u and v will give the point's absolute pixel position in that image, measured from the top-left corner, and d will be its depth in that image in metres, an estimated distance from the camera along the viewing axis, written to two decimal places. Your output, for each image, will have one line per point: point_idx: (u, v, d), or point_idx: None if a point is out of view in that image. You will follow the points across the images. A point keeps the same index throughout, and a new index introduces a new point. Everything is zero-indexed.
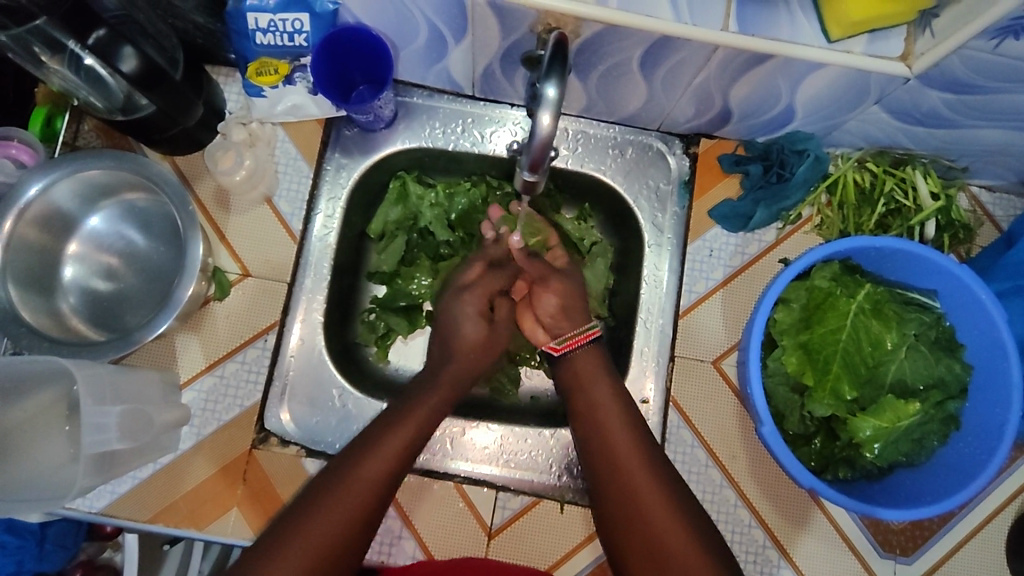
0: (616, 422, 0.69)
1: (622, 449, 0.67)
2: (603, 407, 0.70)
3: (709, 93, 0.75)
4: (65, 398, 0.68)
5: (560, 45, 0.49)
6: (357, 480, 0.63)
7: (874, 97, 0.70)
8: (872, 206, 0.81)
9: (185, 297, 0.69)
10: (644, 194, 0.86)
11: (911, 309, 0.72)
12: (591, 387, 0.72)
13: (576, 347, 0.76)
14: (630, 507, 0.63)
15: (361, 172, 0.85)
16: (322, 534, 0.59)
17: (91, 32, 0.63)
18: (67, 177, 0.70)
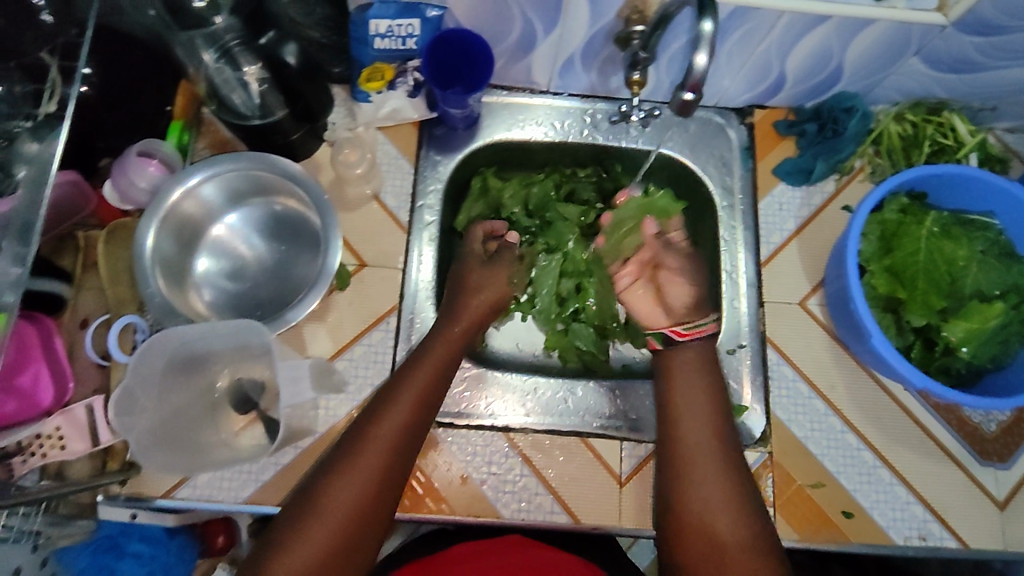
0: (680, 394, 0.75)
1: (678, 416, 0.73)
2: (673, 391, 0.75)
3: (767, 64, 0.86)
4: (206, 396, 0.73)
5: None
6: (388, 424, 0.68)
7: (913, 48, 0.81)
8: (918, 148, 0.91)
9: (307, 310, 0.73)
10: (712, 163, 0.95)
11: (975, 228, 0.81)
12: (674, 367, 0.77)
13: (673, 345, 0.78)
14: (678, 464, 0.70)
15: (454, 167, 0.93)
16: (348, 493, 0.63)
17: (262, 34, 0.76)
18: (212, 176, 0.77)
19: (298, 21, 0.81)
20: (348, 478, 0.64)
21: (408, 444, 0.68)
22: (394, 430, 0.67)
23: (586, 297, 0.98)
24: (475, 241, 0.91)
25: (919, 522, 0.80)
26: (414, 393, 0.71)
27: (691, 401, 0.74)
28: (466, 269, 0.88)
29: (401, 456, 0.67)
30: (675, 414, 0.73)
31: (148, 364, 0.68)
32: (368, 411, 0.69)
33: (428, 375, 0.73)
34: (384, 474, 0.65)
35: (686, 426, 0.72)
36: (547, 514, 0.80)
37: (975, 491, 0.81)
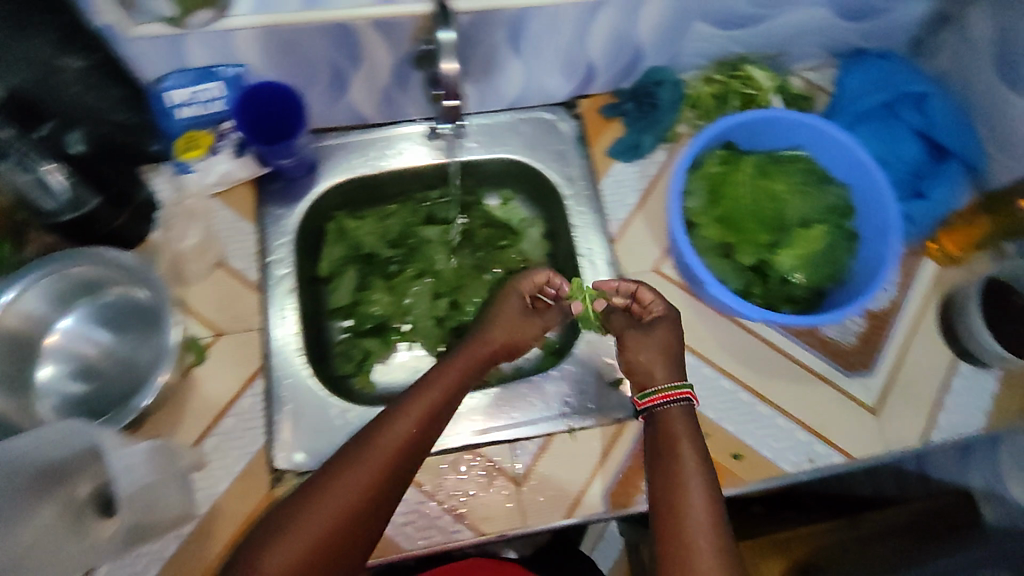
0: (687, 470, 0.70)
1: (688, 501, 0.67)
2: (674, 452, 0.72)
3: (573, 56, 0.90)
4: (69, 509, 0.67)
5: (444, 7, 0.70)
6: (343, 485, 0.66)
7: (696, 14, 0.86)
8: (727, 105, 0.97)
9: (161, 381, 0.72)
10: (550, 157, 0.98)
11: (789, 164, 0.86)
12: (672, 429, 0.74)
13: (665, 403, 0.76)
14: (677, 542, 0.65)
15: (298, 217, 0.92)
16: (335, 509, 0.64)
17: (41, 125, 0.72)
18: (33, 282, 0.73)
19: (95, 107, 0.77)
20: (306, 526, 0.63)
21: (371, 506, 0.66)
22: (349, 497, 0.65)
23: (464, 311, 1.00)
24: (526, 281, 0.87)
25: (804, 446, 0.85)
26: (383, 452, 0.68)
27: (698, 485, 0.68)
28: (503, 309, 0.86)
29: (392, 481, 0.68)
30: (684, 488, 0.68)
31: None
32: (328, 467, 0.68)
33: (406, 429, 0.70)
34: (369, 496, 0.66)
35: (697, 500, 0.67)
36: (452, 535, 0.79)
37: (849, 404, 0.87)
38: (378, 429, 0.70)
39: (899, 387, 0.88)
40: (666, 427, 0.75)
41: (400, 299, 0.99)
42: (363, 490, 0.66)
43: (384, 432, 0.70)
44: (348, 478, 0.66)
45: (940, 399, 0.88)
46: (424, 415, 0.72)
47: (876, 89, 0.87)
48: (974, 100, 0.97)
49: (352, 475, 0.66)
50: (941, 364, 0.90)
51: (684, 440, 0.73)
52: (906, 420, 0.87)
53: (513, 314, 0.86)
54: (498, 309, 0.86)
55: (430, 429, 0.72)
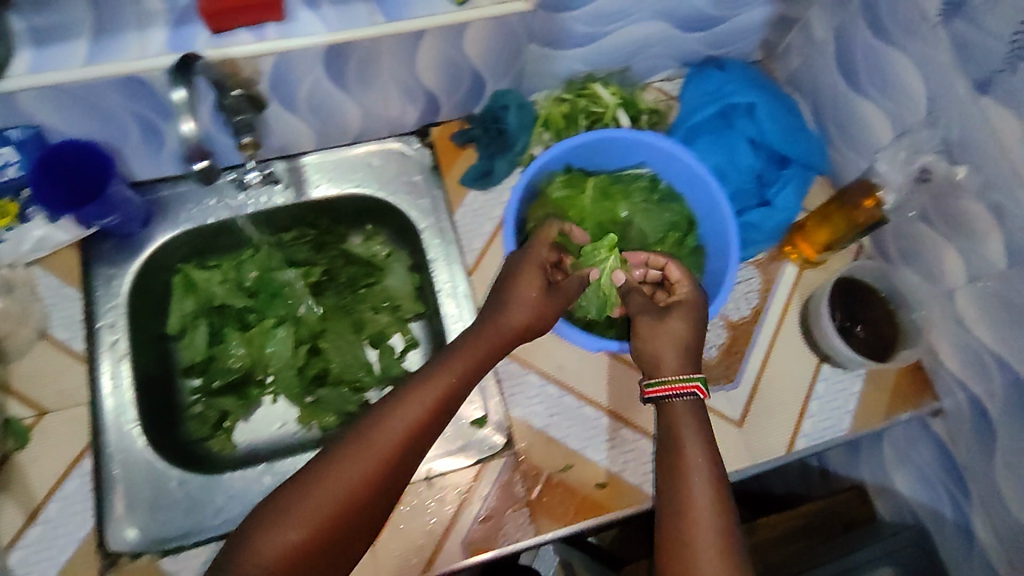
0: (694, 465, 0.66)
1: (695, 489, 0.65)
2: (680, 449, 0.68)
3: (406, 87, 0.86)
4: None
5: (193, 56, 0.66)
6: (343, 476, 0.63)
7: (526, 37, 0.84)
8: (577, 124, 0.95)
9: None
10: (402, 189, 0.95)
11: (633, 183, 0.85)
12: (678, 425, 0.69)
13: (670, 396, 0.71)
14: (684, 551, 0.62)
15: (132, 278, 0.87)
16: (330, 502, 0.62)
17: None
18: None
19: None
20: (300, 520, 0.61)
21: (372, 497, 0.64)
22: (347, 488, 0.62)
23: (328, 358, 0.96)
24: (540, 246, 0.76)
25: None
26: (388, 440, 0.64)
27: (704, 478, 0.66)
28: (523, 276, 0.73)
29: (389, 474, 0.64)
30: (688, 482, 0.66)
31: None
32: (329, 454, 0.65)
33: (417, 414, 0.66)
34: (362, 490, 0.63)
35: (700, 489, 0.65)
36: None
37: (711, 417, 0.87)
38: (387, 414, 0.66)
39: (763, 395, 0.89)
40: (676, 418, 0.70)
41: (259, 350, 0.94)
42: (355, 484, 0.63)
43: (391, 416, 0.66)
44: (341, 470, 0.63)
45: (804, 405, 0.89)
46: (434, 401, 0.67)
47: (707, 100, 0.84)
48: (822, 100, 0.97)
49: (344, 469, 0.63)
50: (802, 369, 0.90)
51: (688, 435, 0.68)
52: (769, 429, 0.87)
53: (532, 282, 0.73)
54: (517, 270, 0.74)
55: (438, 417, 0.67)
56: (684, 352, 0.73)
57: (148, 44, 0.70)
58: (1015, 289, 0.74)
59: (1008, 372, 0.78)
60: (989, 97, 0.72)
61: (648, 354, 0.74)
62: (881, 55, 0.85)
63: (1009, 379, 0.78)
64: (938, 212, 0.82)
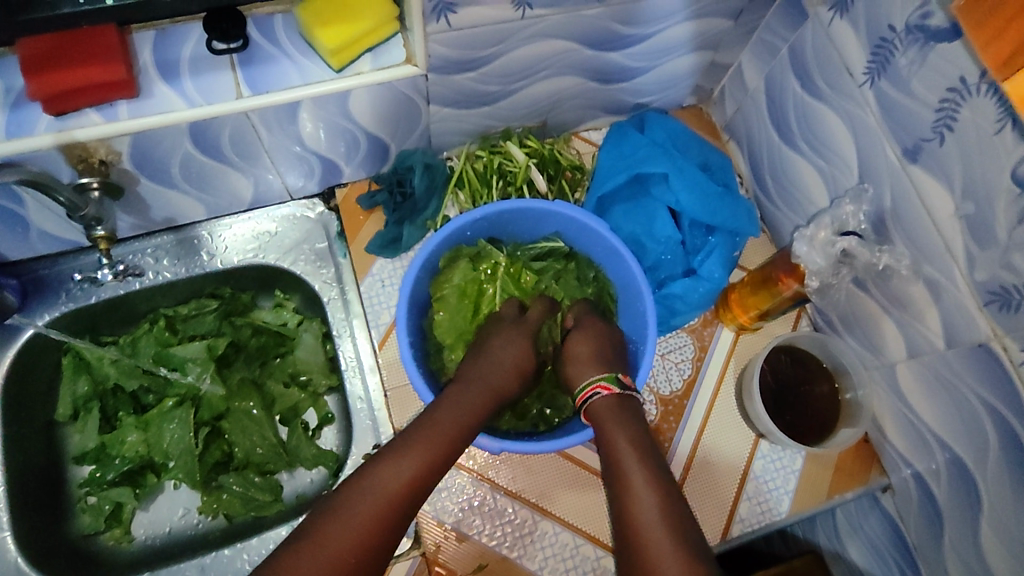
0: (642, 503, 0.58)
1: (636, 481, 0.60)
2: (608, 443, 0.64)
3: (297, 152, 0.80)
4: None
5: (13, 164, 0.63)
6: (348, 517, 0.55)
7: (423, 99, 0.78)
8: (490, 184, 0.88)
9: None
10: (304, 258, 0.88)
11: (543, 258, 0.79)
12: (606, 423, 0.65)
13: (592, 396, 0.68)
14: (636, 547, 0.56)
15: (5, 368, 0.81)
16: (340, 547, 0.53)
17: None
18: None
19: None
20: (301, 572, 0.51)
21: (383, 544, 0.55)
22: (356, 533, 0.54)
23: (233, 441, 0.88)
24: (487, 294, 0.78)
25: (591, 561, 0.76)
26: (400, 480, 0.58)
27: (657, 515, 0.57)
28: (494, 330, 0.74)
29: (399, 521, 0.57)
30: (638, 528, 0.56)
31: None
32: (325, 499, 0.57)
33: (431, 449, 0.60)
34: (371, 539, 0.55)
35: (640, 477, 0.60)
36: None
37: None
38: (396, 449, 0.60)
39: (696, 479, 0.82)
40: (603, 414, 0.66)
41: (157, 436, 0.85)
42: (365, 535, 0.54)
43: (402, 450, 0.60)
44: (347, 519, 0.55)
45: (742, 485, 0.82)
46: (448, 439, 0.62)
47: (619, 167, 0.78)
48: (757, 149, 0.91)
49: (344, 523, 0.54)
50: (739, 445, 0.83)
51: (616, 430, 0.64)
52: (702, 514, 0.80)
53: (520, 329, 0.73)
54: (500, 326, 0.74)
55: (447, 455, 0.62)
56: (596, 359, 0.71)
57: None
58: (955, 371, 0.67)
59: (951, 456, 0.71)
60: (918, 166, 0.66)
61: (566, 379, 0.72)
62: (812, 110, 0.79)
63: (952, 463, 0.71)
64: (874, 282, 0.75)
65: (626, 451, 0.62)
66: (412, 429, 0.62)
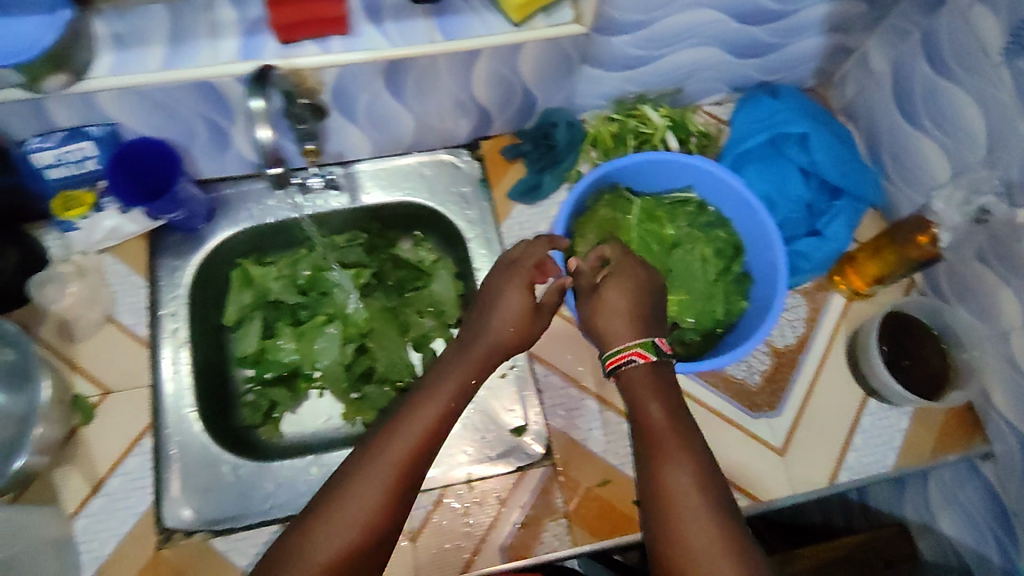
0: (675, 463, 0.64)
1: (667, 453, 0.65)
2: (644, 413, 0.68)
3: (461, 101, 0.90)
4: None
5: (266, 70, 0.72)
6: (356, 494, 0.62)
7: (580, 58, 0.87)
8: (627, 144, 0.96)
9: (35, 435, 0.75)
10: (452, 199, 0.98)
11: (679, 207, 0.86)
12: (641, 395, 0.69)
13: (627, 364, 0.71)
14: (667, 516, 0.62)
15: (195, 269, 0.91)
16: (349, 524, 0.61)
17: None
18: None
19: None
20: (322, 546, 0.60)
21: (391, 512, 0.63)
22: (364, 509, 0.62)
23: (375, 357, 0.97)
24: (630, 228, 0.84)
25: None
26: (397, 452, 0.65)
27: (686, 479, 0.63)
28: (501, 288, 0.75)
29: (401, 491, 0.64)
30: (666, 485, 0.63)
31: None
32: (338, 476, 0.65)
33: (419, 429, 0.67)
34: (378, 511, 0.62)
35: (675, 448, 0.65)
36: None
37: (751, 444, 0.87)
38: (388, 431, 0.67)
39: (807, 428, 0.88)
40: (634, 386, 0.70)
41: (309, 346, 0.97)
42: (370, 509, 0.62)
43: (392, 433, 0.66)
44: (353, 495, 0.62)
45: (849, 437, 0.87)
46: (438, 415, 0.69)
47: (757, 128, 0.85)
48: (877, 130, 0.97)
49: (352, 503, 0.62)
50: (847, 400, 0.89)
51: (651, 403, 0.68)
52: (811, 460, 0.86)
53: (518, 292, 0.75)
54: (500, 275, 0.77)
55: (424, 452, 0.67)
56: (629, 319, 0.73)
57: (220, 52, 0.75)
58: None
59: None
60: None
61: (595, 328, 0.74)
62: (940, 91, 0.85)
63: None
64: (995, 253, 0.80)
65: (660, 424, 0.67)
66: (404, 411, 0.69)
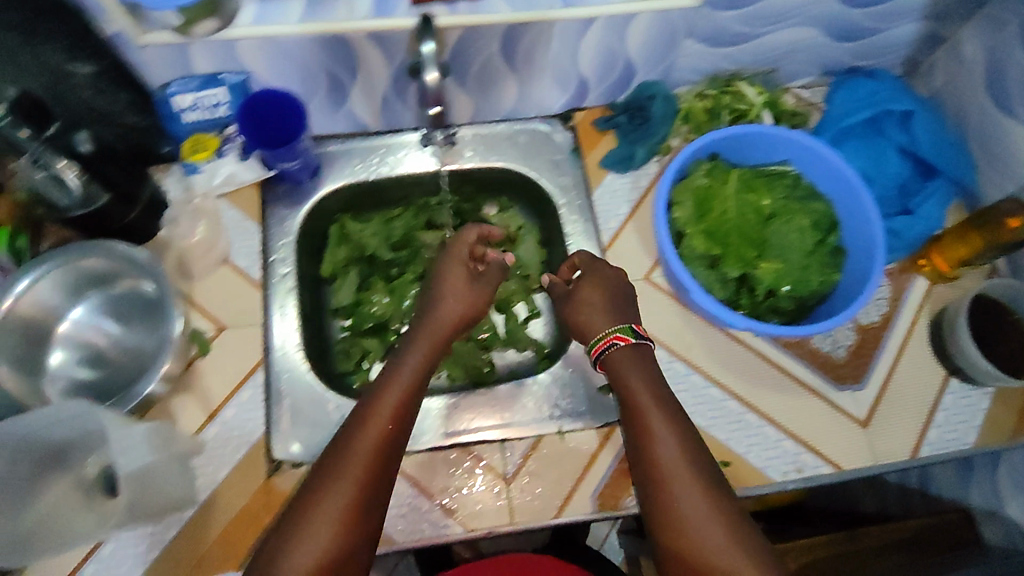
0: (664, 444, 0.69)
1: (655, 429, 0.70)
2: (631, 394, 0.74)
3: (565, 71, 0.93)
4: (76, 486, 0.77)
5: (426, 16, 0.74)
6: (353, 461, 0.66)
7: (685, 32, 0.89)
8: (721, 118, 0.99)
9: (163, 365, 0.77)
10: (546, 166, 1.01)
11: (776, 179, 0.89)
12: (627, 378, 0.75)
13: (610, 347, 0.79)
14: (660, 486, 0.67)
15: (302, 219, 0.95)
16: (349, 490, 0.64)
17: (48, 125, 0.74)
18: (58, 269, 0.78)
19: (107, 112, 0.81)
20: (325, 513, 0.63)
21: (383, 477, 0.67)
22: (361, 474, 0.65)
23: None
24: (729, 197, 0.86)
25: (792, 456, 0.87)
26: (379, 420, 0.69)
27: (675, 452, 0.68)
28: (449, 273, 0.85)
29: (389, 459, 0.68)
30: (658, 457, 0.69)
31: (10, 443, 0.71)
32: (332, 448, 0.68)
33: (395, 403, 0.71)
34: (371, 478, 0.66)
35: (660, 427, 0.70)
36: (440, 529, 0.83)
37: (833, 414, 0.89)
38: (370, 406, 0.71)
39: (888, 403, 0.90)
40: (619, 370, 0.77)
41: (400, 301, 1.00)
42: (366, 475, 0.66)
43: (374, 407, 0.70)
44: (348, 463, 0.66)
45: (931, 414, 0.90)
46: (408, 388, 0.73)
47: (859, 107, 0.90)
48: (967, 118, 0.98)
49: (347, 471, 0.65)
50: (927, 379, 0.91)
51: (638, 387, 0.74)
52: (891, 433, 0.89)
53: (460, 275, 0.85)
54: (440, 260, 0.88)
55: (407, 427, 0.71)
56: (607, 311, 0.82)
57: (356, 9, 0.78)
58: None
59: None
60: None
61: (579, 323, 0.83)
62: None
63: None
64: None
65: (648, 404, 0.73)
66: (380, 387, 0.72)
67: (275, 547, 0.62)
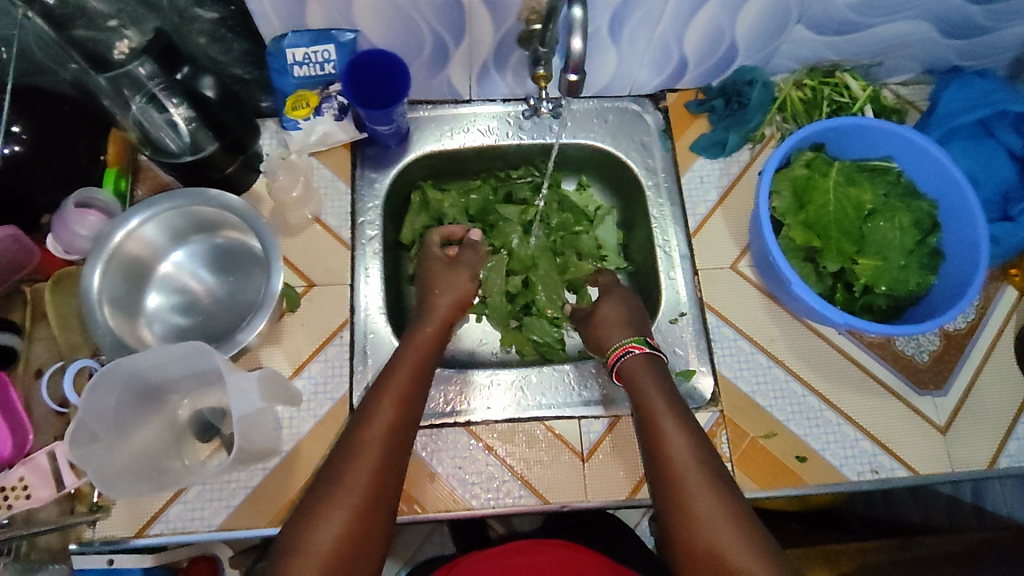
0: (675, 444, 0.70)
1: (668, 433, 0.71)
2: (642, 400, 0.75)
3: (667, 50, 0.92)
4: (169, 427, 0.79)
5: None
6: (368, 440, 0.68)
7: (795, 18, 0.88)
8: (819, 109, 0.97)
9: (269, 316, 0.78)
10: (633, 148, 1.00)
11: (877, 175, 0.88)
12: (640, 386, 0.77)
13: (624, 356, 0.81)
14: (678, 486, 0.67)
15: (390, 181, 0.96)
16: (364, 468, 0.66)
17: (178, 68, 0.80)
18: (169, 213, 0.80)
19: (219, 59, 0.86)
20: (341, 490, 0.64)
21: (395, 455, 0.68)
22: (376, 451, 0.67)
23: (536, 291, 0.98)
24: (830, 190, 0.85)
25: (869, 456, 0.86)
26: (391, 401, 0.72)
27: (687, 454, 0.69)
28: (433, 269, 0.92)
29: (402, 439, 0.70)
30: (672, 460, 0.69)
31: (123, 376, 0.72)
32: (348, 429, 0.70)
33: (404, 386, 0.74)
34: (386, 456, 0.67)
35: (671, 430, 0.71)
36: (516, 498, 0.84)
37: (913, 417, 0.89)
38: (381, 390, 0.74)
39: (968, 413, 0.89)
40: (628, 377, 0.79)
41: None
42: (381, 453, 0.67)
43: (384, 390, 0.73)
44: (363, 442, 0.68)
45: (1012, 425, 0.88)
46: (415, 373, 0.77)
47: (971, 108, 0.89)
48: None
49: (362, 450, 0.67)
50: (1014, 390, 0.90)
51: (650, 394, 0.76)
52: (972, 441, 0.88)
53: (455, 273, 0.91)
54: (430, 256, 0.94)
55: (412, 409, 0.73)
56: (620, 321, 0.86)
57: None
58: None
59: None
60: None
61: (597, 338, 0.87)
62: None
63: None
64: None
65: (659, 408, 0.74)
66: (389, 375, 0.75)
67: (295, 525, 0.63)
